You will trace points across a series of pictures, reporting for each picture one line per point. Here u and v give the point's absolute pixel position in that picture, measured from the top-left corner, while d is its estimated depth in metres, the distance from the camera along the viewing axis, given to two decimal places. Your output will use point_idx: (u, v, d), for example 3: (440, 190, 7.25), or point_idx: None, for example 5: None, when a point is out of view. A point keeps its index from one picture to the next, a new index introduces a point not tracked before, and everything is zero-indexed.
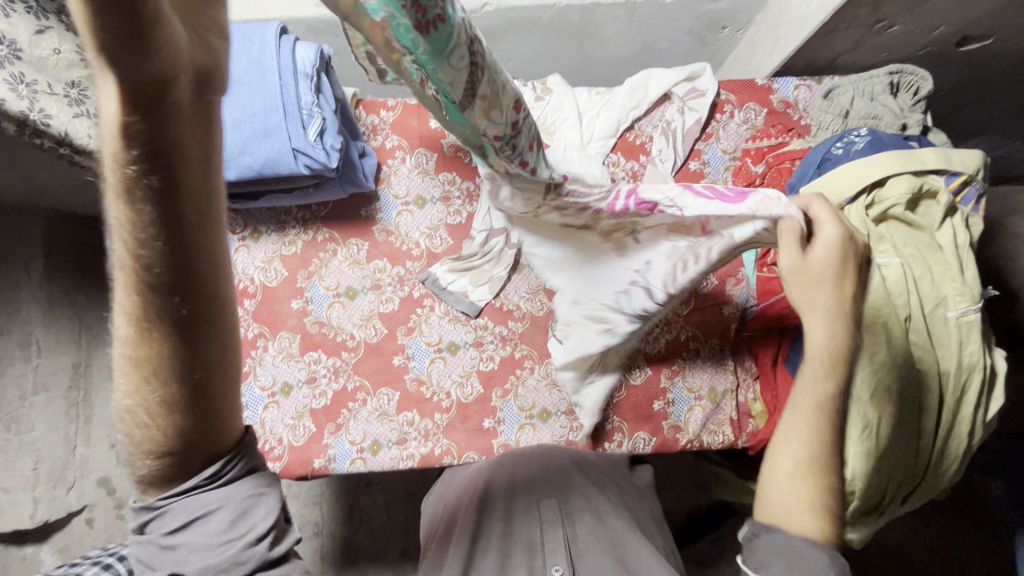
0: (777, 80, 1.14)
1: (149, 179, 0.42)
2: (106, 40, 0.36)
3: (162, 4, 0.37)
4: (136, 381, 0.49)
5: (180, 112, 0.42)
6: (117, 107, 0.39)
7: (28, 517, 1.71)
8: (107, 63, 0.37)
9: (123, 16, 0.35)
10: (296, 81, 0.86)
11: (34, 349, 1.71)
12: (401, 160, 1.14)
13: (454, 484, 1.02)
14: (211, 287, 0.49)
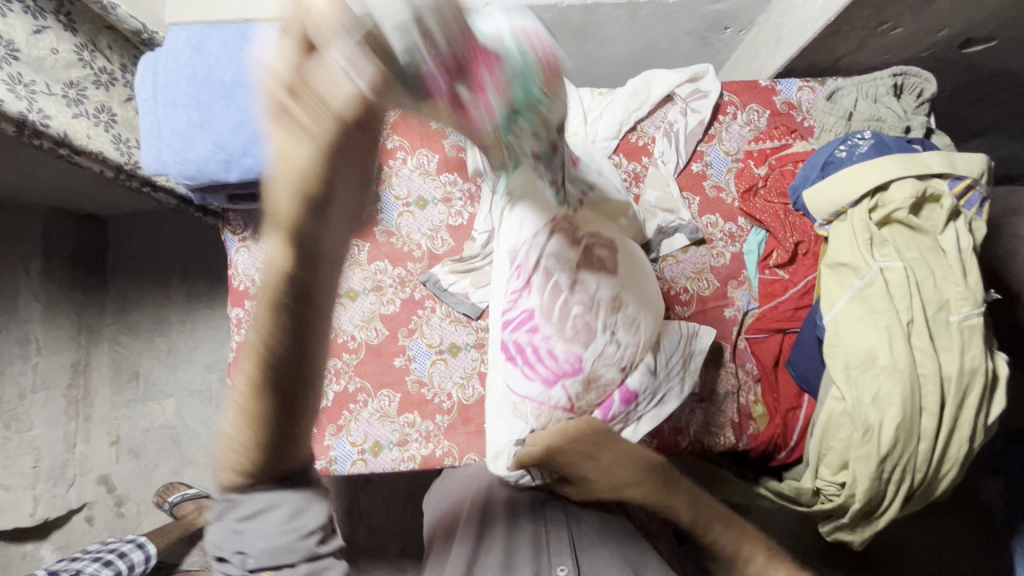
0: (780, 82, 1.13)
1: (301, 272, 0.42)
2: (289, 202, 0.38)
3: (334, 171, 0.39)
4: (238, 430, 0.51)
5: (331, 259, 0.43)
6: (284, 252, 0.41)
7: (27, 515, 1.72)
8: (285, 222, 0.39)
9: (302, 190, 0.38)
10: None
11: (34, 347, 1.70)
12: (402, 160, 1.14)
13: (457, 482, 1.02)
14: (317, 383, 0.50)
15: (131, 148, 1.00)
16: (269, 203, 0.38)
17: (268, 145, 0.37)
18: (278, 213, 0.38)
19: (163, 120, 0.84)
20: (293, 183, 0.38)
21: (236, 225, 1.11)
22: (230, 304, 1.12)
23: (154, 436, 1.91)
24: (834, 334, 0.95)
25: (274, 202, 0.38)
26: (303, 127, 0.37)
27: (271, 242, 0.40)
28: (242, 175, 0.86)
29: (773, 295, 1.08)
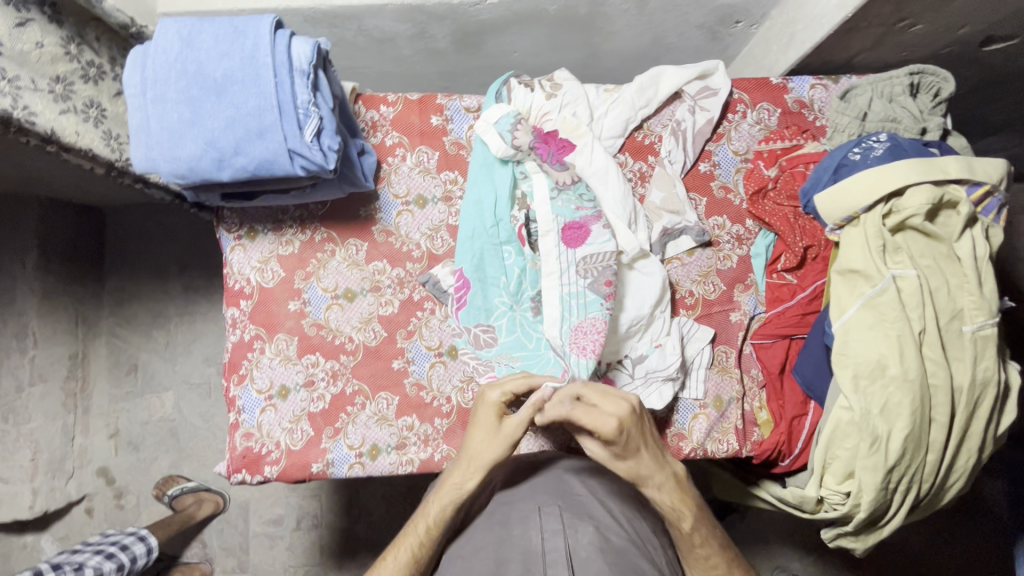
0: (792, 79, 1.10)
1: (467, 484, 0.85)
2: (481, 449, 0.84)
3: (498, 440, 0.84)
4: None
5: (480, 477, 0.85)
6: (468, 473, 0.85)
7: (27, 508, 1.71)
8: (474, 454, 0.84)
9: (490, 446, 0.84)
10: (292, 78, 0.82)
11: (31, 340, 1.68)
12: (402, 157, 1.10)
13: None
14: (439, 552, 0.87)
15: (122, 144, 0.96)
16: (474, 454, 0.84)
17: (496, 436, 0.84)
18: (482, 459, 0.84)
19: (153, 117, 0.82)
20: (500, 443, 0.84)
21: (232, 223, 1.09)
22: (225, 304, 1.10)
23: (153, 429, 1.90)
24: (843, 343, 0.92)
25: (481, 454, 0.84)
26: (506, 428, 0.84)
27: (471, 469, 0.84)
28: (235, 173, 0.83)
29: (780, 300, 1.06)
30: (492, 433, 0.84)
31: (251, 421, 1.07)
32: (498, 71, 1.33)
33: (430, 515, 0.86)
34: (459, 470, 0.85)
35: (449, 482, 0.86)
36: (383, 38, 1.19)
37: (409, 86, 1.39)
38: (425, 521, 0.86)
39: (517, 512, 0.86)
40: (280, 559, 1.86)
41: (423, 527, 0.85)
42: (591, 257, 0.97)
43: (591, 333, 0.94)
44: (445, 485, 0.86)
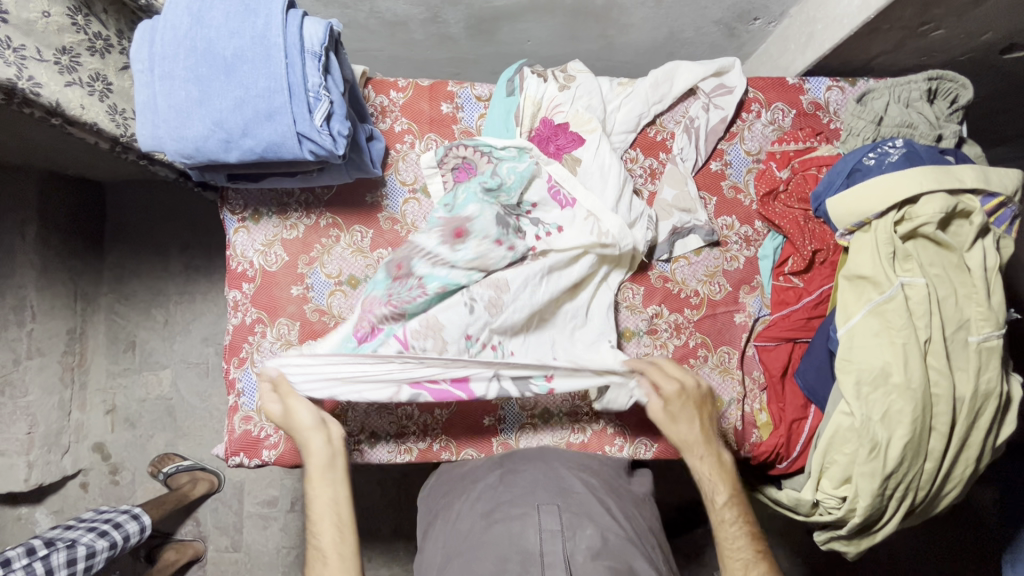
0: (809, 80, 1.08)
1: (315, 482, 0.88)
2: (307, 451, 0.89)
3: (304, 437, 0.89)
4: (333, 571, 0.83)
5: (317, 476, 0.88)
6: (316, 473, 0.88)
7: (22, 480, 1.71)
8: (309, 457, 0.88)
9: (309, 447, 0.89)
10: (304, 60, 0.80)
11: (29, 313, 1.68)
12: (410, 144, 1.09)
13: (454, 477, 1.05)
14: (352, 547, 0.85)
15: (127, 120, 0.94)
16: (310, 456, 0.89)
17: (305, 434, 0.89)
18: (315, 455, 0.88)
19: (161, 94, 0.80)
20: (312, 437, 0.89)
21: (235, 205, 1.08)
22: (227, 286, 1.09)
23: (150, 407, 1.90)
24: (847, 349, 0.92)
25: (313, 452, 0.88)
26: (303, 425, 0.89)
27: (320, 468, 0.88)
28: (242, 155, 0.82)
29: (786, 303, 1.05)
30: (301, 431, 0.89)
31: (250, 404, 1.06)
32: (509, 60, 1.31)
33: (321, 533, 0.85)
34: (314, 483, 0.88)
35: (313, 496, 0.87)
36: (395, 21, 1.17)
37: (420, 72, 1.37)
38: (322, 533, 0.86)
39: (516, 508, 0.87)
40: (273, 539, 1.88)
41: (323, 540, 0.85)
42: (436, 254, 0.96)
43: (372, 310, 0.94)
44: (315, 503, 0.87)
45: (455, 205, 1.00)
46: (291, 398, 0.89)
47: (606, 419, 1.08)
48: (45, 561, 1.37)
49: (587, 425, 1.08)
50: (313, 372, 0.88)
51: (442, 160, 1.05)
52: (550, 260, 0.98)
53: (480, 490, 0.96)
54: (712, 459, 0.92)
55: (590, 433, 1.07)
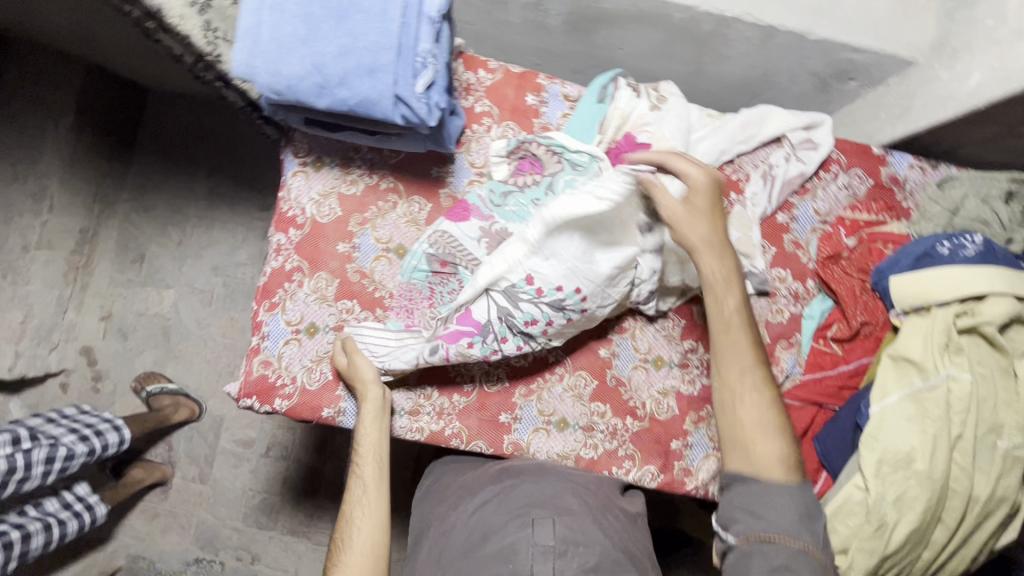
0: (892, 153, 1.07)
1: (364, 422, 0.97)
2: (364, 389, 0.98)
3: (366, 379, 0.98)
4: (368, 495, 0.94)
5: (367, 416, 0.98)
6: (368, 414, 0.98)
7: (5, 368, 1.66)
8: (365, 396, 0.98)
9: (366, 389, 0.98)
10: (419, 23, 0.78)
11: (47, 204, 1.66)
12: (487, 127, 1.07)
13: (453, 483, 1.10)
14: (380, 481, 0.95)
15: (218, 40, 0.89)
16: (365, 404, 0.98)
17: (366, 379, 0.98)
18: (370, 403, 0.97)
19: (266, 24, 0.78)
20: (374, 388, 0.98)
21: (300, 148, 1.06)
22: (273, 228, 1.07)
23: (146, 322, 1.89)
24: (876, 426, 0.93)
25: (370, 397, 0.97)
26: (362, 370, 0.98)
27: (374, 415, 0.97)
28: (332, 104, 0.80)
29: (821, 366, 1.05)
30: (361, 382, 0.99)
31: (272, 349, 1.05)
32: (595, 62, 1.28)
33: (365, 466, 0.96)
34: (366, 421, 0.97)
35: (362, 435, 0.96)
36: (496, 0, 1.15)
37: (501, 54, 1.34)
38: (367, 466, 0.96)
39: (511, 521, 0.96)
40: (241, 480, 1.88)
41: (365, 471, 0.96)
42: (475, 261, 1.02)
43: (411, 298, 1.05)
44: (363, 442, 0.96)
45: (501, 209, 1.03)
46: (357, 356, 0.99)
47: (619, 441, 1.08)
48: (27, 454, 1.35)
49: (600, 442, 1.08)
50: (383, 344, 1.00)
51: (512, 151, 1.04)
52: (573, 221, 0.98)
53: (474, 506, 1.02)
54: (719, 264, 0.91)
55: (599, 452, 1.08)
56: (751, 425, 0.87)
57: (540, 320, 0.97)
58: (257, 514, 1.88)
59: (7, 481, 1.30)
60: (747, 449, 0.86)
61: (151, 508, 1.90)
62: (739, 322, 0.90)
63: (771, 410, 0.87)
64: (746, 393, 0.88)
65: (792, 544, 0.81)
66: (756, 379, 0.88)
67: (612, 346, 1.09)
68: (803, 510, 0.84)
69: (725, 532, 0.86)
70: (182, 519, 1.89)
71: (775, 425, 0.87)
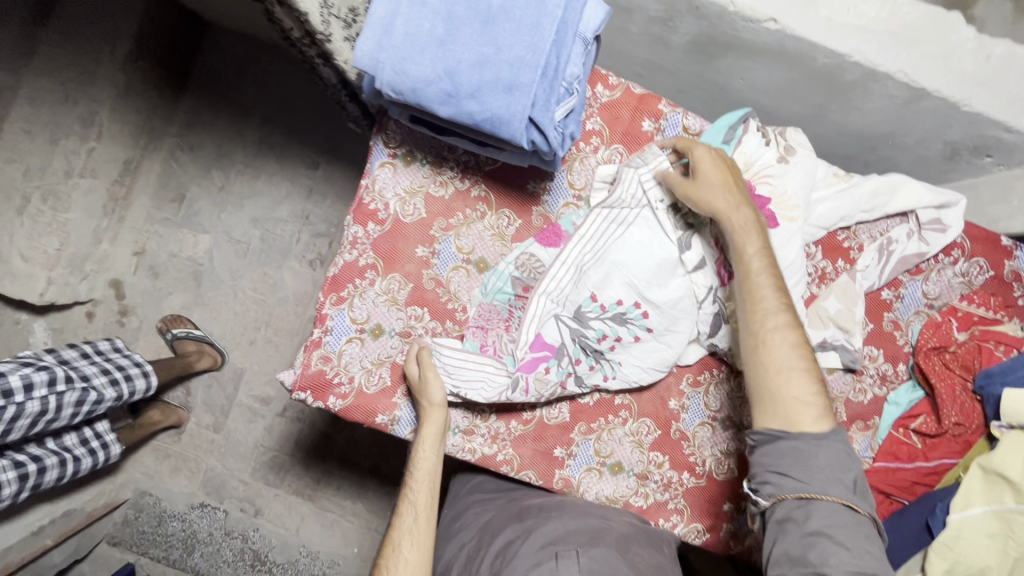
0: (1020, 248, 1.01)
1: (423, 445, 0.93)
2: (428, 411, 0.94)
3: (430, 402, 0.94)
4: (416, 525, 0.90)
5: (425, 439, 0.93)
6: (429, 437, 0.94)
7: (37, 294, 1.63)
8: (428, 419, 0.94)
9: (428, 411, 0.94)
10: (572, 44, 0.71)
11: (95, 131, 1.58)
12: (594, 148, 0.99)
13: (475, 521, 1.04)
14: (429, 509, 0.91)
15: (332, 17, 0.80)
16: (426, 426, 0.94)
17: (433, 404, 0.94)
18: (431, 426, 0.93)
19: (403, 16, 0.70)
20: (439, 414, 0.94)
21: (391, 138, 0.99)
22: (351, 218, 1.00)
23: (178, 265, 1.83)
24: (952, 536, 0.88)
25: (432, 423, 0.93)
26: (429, 392, 0.94)
27: (433, 438, 0.93)
28: (456, 114, 0.72)
29: (896, 457, 1.00)
30: (426, 402, 0.95)
31: (334, 345, 1.00)
32: (706, 87, 1.19)
33: (418, 493, 0.92)
34: (425, 445, 0.94)
35: (420, 459, 0.93)
36: (621, 6, 1.05)
37: (606, 59, 1.24)
38: (420, 492, 0.92)
39: (530, 555, 0.89)
40: (254, 435, 1.86)
41: (418, 498, 0.91)
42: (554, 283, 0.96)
43: (485, 317, 1.00)
44: (419, 466, 0.93)
45: (601, 239, 0.96)
46: (429, 373, 0.93)
47: (671, 494, 1.05)
48: (59, 396, 1.32)
49: (651, 492, 1.05)
50: (455, 365, 0.96)
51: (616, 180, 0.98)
52: (657, 257, 0.95)
53: (498, 548, 0.94)
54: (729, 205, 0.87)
55: (648, 502, 1.04)
56: (786, 379, 0.82)
57: (610, 335, 0.97)
58: (265, 472, 1.87)
59: (36, 421, 1.28)
60: (779, 400, 0.81)
61: (162, 449, 1.89)
62: (765, 268, 0.86)
63: (798, 351, 0.83)
64: (772, 333, 0.83)
65: (829, 501, 0.77)
66: (779, 323, 0.84)
67: (682, 399, 1.04)
68: (843, 458, 0.79)
69: (756, 496, 0.82)
70: (192, 464, 1.88)
71: (802, 368, 0.82)
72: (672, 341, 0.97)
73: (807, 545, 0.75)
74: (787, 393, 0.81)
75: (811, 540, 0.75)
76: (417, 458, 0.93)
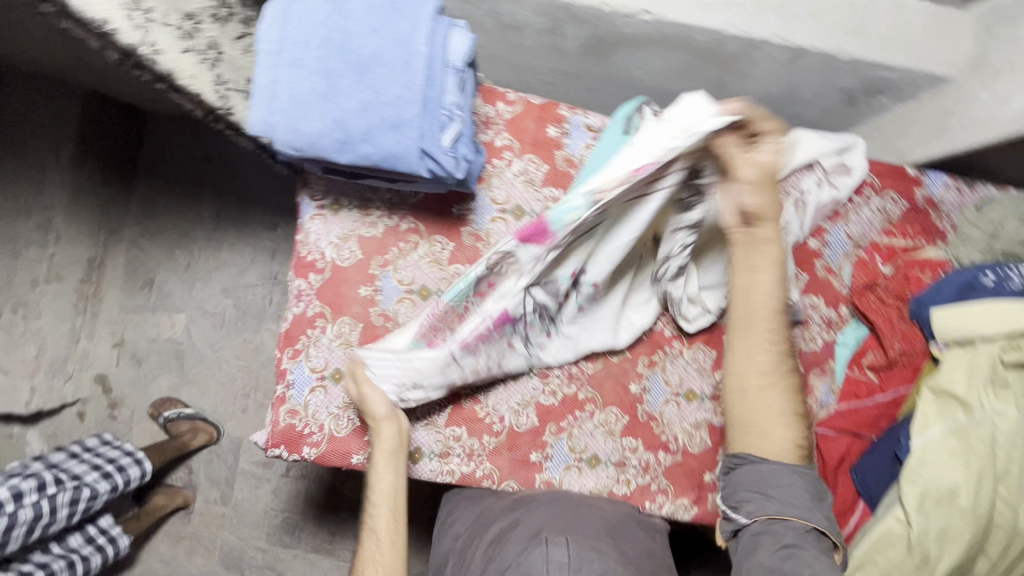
0: (928, 174, 1.05)
1: (378, 464, 0.95)
2: (378, 429, 0.95)
3: (378, 421, 0.95)
4: (380, 547, 0.92)
5: (378, 457, 0.95)
6: (384, 455, 0.95)
7: (23, 403, 1.65)
8: (377, 436, 0.95)
9: (378, 430, 0.95)
10: (444, 74, 0.75)
11: (53, 237, 1.62)
12: (508, 162, 1.03)
13: (468, 515, 1.06)
14: (392, 532, 0.94)
15: (231, 92, 0.85)
16: (379, 442, 0.95)
17: (379, 419, 0.95)
18: (384, 442, 0.94)
19: (284, 81, 0.74)
20: (392, 428, 0.95)
21: (316, 191, 1.04)
22: (293, 273, 1.04)
23: (159, 348, 1.86)
24: (918, 461, 0.90)
25: (382, 440, 0.94)
26: (375, 408, 0.94)
27: (386, 455, 0.95)
28: (355, 159, 0.77)
29: (856, 395, 1.03)
30: (374, 417, 0.95)
31: (298, 398, 1.03)
32: (612, 82, 1.24)
33: (378, 515, 0.94)
34: (379, 464, 0.95)
35: (375, 480, 0.95)
36: (510, 24, 1.10)
37: (515, 75, 1.29)
38: (379, 517, 0.94)
39: (521, 545, 0.90)
40: (263, 500, 1.87)
41: (379, 522, 0.94)
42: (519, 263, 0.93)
43: (439, 317, 0.95)
44: (376, 487, 0.95)
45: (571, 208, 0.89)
46: (366, 388, 0.94)
47: (652, 476, 1.07)
48: (52, 499, 1.33)
49: (632, 478, 1.07)
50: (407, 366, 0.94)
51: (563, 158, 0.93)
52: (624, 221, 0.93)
53: (491, 538, 0.97)
54: (758, 200, 0.83)
55: (631, 488, 1.06)
56: (773, 416, 0.84)
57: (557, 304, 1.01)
58: (280, 535, 1.87)
59: (32, 527, 1.30)
60: (764, 431, 0.84)
61: (175, 532, 1.88)
62: (779, 302, 0.85)
63: (792, 399, 0.85)
64: (772, 385, 0.85)
65: (799, 525, 0.79)
66: (781, 364, 0.85)
67: (641, 380, 1.08)
68: (814, 487, 0.83)
69: (735, 514, 0.84)
70: (207, 541, 1.88)
71: (794, 417, 0.85)
72: (606, 305, 1.04)
73: (783, 556, 0.76)
74: (770, 433, 0.84)
75: (788, 552, 0.77)
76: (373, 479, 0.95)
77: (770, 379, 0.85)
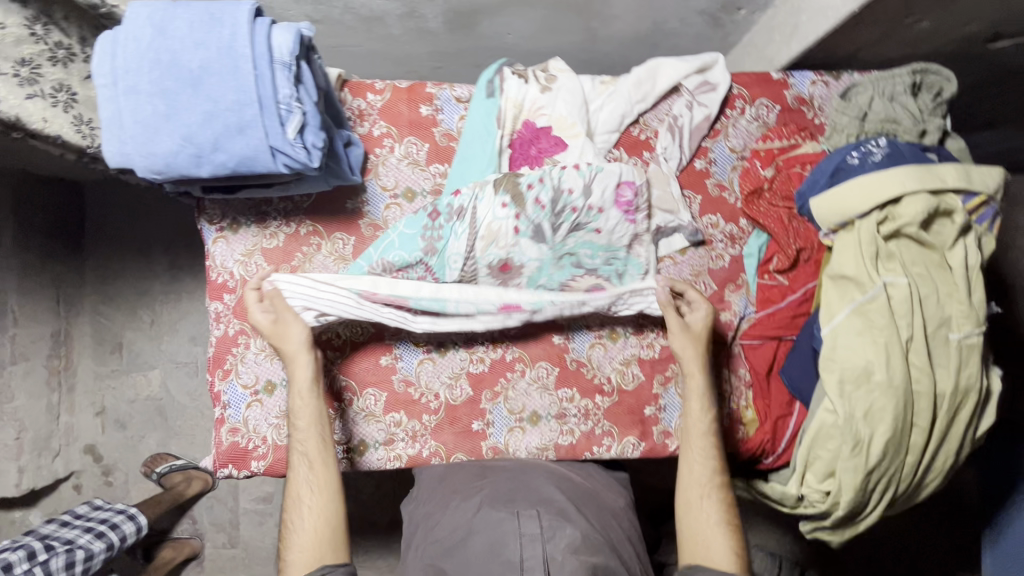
0: (793, 75, 1.08)
1: (298, 391, 0.94)
2: (293, 353, 0.95)
3: (290, 346, 0.94)
4: (308, 474, 0.91)
5: (297, 379, 0.94)
6: (305, 378, 0.94)
7: (14, 485, 1.69)
8: (296, 359, 0.95)
9: (293, 355, 0.95)
10: (273, 71, 0.77)
11: (11, 318, 1.64)
12: (390, 148, 1.06)
13: (428, 483, 1.05)
14: (322, 456, 0.92)
15: (94, 130, 0.89)
16: (296, 370, 0.95)
17: (296, 347, 0.95)
18: (301, 367, 0.94)
19: (126, 110, 0.77)
20: (307, 359, 0.95)
21: (213, 215, 1.05)
22: (207, 297, 1.07)
23: (139, 408, 1.89)
24: (830, 347, 0.93)
25: (299, 368, 0.94)
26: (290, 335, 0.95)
27: (304, 381, 0.94)
28: (214, 170, 0.80)
29: (771, 301, 1.05)
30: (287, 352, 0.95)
31: (237, 416, 1.06)
32: (491, 53, 1.27)
33: (306, 438, 0.93)
34: (298, 391, 0.94)
35: (299, 406, 0.93)
36: (371, 17, 1.13)
37: (399, 66, 1.32)
38: (308, 441, 0.92)
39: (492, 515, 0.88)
40: (270, 534, 1.89)
41: (309, 448, 0.92)
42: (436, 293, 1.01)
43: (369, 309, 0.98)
44: (299, 415, 0.94)
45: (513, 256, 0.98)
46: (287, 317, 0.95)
47: (594, 421, 1.09)
48: (45, 566, 1.36)
49: (575, 427, 1.09)
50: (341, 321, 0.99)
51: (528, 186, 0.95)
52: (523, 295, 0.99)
53: (454, 506, 0.94)
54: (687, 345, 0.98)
55: (575, 437, 1.08)
56: (702, 529, 0.89)
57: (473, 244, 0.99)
58: None
59: None
60: (692, 536, 0.89)
61: None
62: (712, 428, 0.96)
63: (729, 514, 0.91)
64: (709, 495, 0.92)
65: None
66: (714, 478, 0.93)
67: (564, 332, 1.09)
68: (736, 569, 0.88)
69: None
70: None
71: (723, 528, 0.89)
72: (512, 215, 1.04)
73: None
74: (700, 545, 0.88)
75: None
76: (296, 406, 0.94)
77: (707, 490, 0.92)
